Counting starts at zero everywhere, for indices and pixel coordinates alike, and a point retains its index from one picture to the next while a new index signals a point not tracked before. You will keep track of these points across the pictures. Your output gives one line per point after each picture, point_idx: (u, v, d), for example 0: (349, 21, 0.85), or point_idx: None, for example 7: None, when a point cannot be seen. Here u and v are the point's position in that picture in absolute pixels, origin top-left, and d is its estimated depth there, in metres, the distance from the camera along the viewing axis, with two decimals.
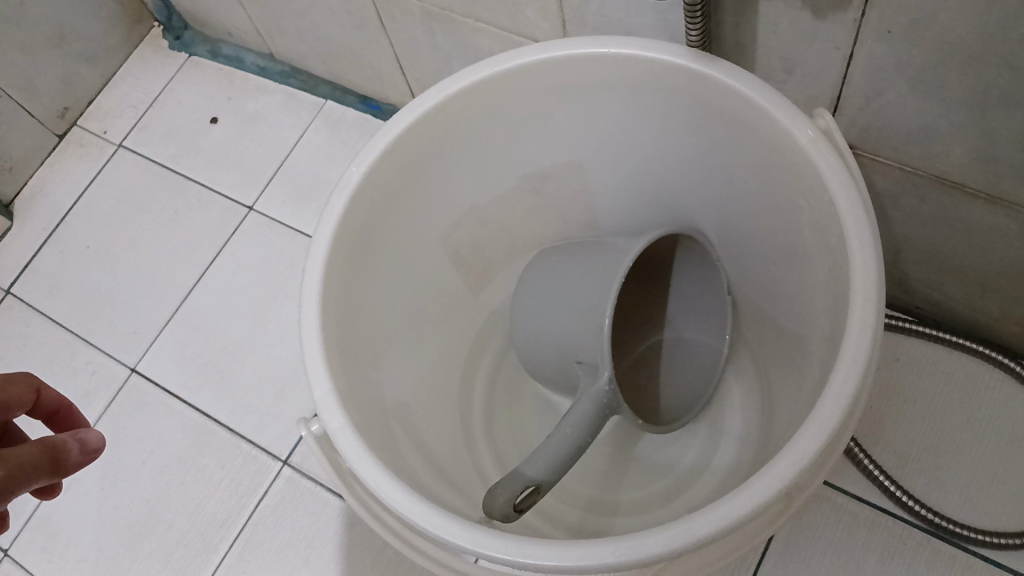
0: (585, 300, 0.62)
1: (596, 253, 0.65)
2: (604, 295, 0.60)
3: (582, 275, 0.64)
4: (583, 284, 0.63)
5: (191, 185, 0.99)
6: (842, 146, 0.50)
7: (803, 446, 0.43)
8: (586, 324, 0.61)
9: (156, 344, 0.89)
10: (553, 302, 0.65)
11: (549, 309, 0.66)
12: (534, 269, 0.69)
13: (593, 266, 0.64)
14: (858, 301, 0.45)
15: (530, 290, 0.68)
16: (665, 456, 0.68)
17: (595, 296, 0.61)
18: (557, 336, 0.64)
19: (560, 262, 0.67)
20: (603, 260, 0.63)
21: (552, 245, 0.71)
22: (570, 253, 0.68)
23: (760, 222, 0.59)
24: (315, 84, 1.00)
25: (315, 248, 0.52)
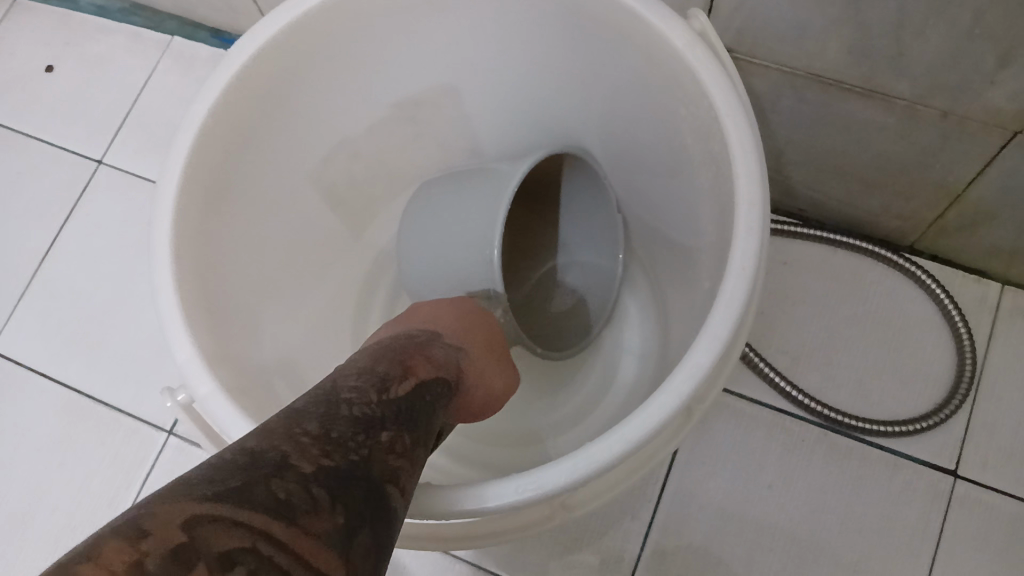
0: (471, 231, 0.59)
1: (485, 180, 0.62)
2: (491, 223, 0.57)
3: (469, 203, 0.61)
4: (471, 212, 0.60)
5: (31, 143, 0.89)
6: (718, 47, 0.48)
7: (700, 359, 0.42)
8: (472, 254, 0.58)
9: (14, 319, 0.82)
10: (441, 236, 0.62)
11: (437, 242, 0.62)
12: (418, 203, 0.66)
13: (479, 195, 0.61)
14: (743, 207, 0.44)
15: (415, 226, 0.65)
16: (566, 379, 0.67)
17: (482, 224, 0.58)
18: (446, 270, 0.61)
19: (447, 192, 0.64)
20: (491, 186, 0.60)
21: (439, 175, 0.68)
22: (455, 185, 0.64)
23: (642, 133, 0.57)
24: (160, 20, 0.91)
25: (162, 197, 0.47)
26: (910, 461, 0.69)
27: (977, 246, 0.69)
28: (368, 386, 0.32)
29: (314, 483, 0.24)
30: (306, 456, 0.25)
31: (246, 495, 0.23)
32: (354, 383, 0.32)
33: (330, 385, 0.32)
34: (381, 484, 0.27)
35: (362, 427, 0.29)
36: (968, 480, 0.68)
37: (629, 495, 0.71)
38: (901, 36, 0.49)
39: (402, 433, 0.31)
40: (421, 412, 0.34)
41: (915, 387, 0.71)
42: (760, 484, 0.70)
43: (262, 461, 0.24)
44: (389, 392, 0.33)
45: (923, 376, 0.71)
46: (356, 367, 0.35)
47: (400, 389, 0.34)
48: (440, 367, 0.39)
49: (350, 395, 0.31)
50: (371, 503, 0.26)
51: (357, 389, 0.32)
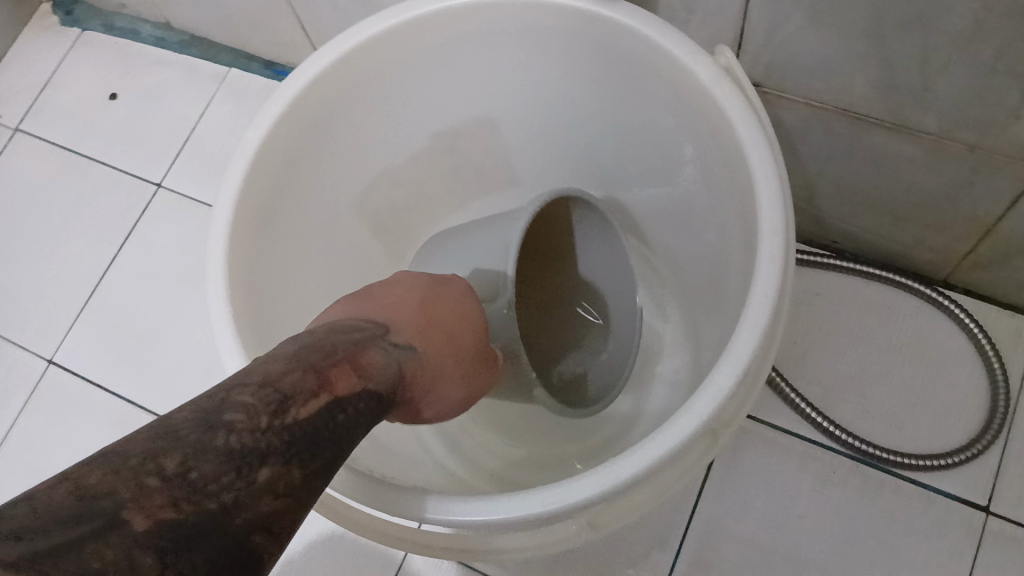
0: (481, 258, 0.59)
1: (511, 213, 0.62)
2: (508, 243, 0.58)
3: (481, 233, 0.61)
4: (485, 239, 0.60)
5: (94, 167, 0.94)
6: (744, 82, 0.50)
7: (721, 381, 0.43)
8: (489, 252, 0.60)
9: (72, 334, 0.86)
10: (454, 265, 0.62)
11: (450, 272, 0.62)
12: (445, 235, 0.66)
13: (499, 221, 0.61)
14: (766, 235, 0.45)
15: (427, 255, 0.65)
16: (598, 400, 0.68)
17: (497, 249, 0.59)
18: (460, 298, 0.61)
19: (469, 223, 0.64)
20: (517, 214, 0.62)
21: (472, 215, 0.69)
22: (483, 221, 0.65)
23: (673, 164, 0.58)
24: (216, 53, 0.96)
25: (216, 221, 0.50)
26: (943, 496, 0.69)
27: (1010, 280, 0.69)
28: (264, 401, 0.28)
29: (140, 550, 0.22)
30: (142, 508, 0.23)
31: (42, 563, 0.20)
32: (251, 394, 0.28)
33: (217, 397, 0.28)
34: (237, 538, 0.25)
35: (233, 465, 0.25)
36: (1002, 517, 0.67)
37: (659, 521, 0.72)
38: (926, 70, 0.51)
39: (292, 466, 0.28)
40: (328, 435, 0.30)
41: (948, 422, 0.71)
42: (791, 514, 0.70)
43: (87, 514, 0.22)
44: (289, 413, 0.29)
45: (956, 411, 0.71)
46: (266, 367, 0.31)
47: (306, 405, 0.29)
48: (373, 377, 0.35)
49: (234, 414, 0.27)
50: (213, 564, 0.23)
51: (249, 404, 0.28)
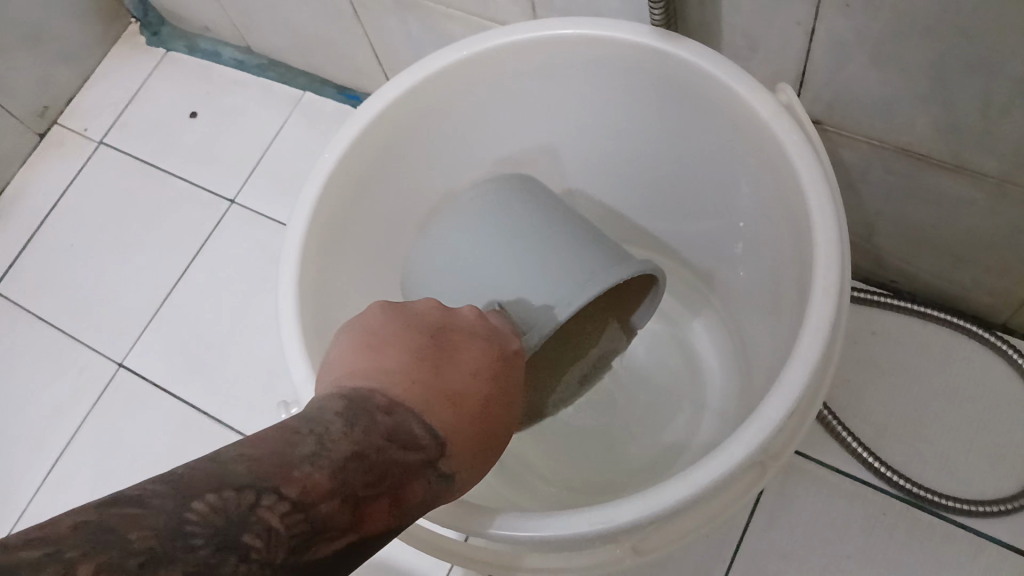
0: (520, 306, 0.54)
1: (561, 236, 0.57)
2: (569, 295, 0.53)
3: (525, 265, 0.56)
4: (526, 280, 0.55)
5: (172, 182, 0.99)
6: (804, 120, 0.51)
7: (771, 412, 0.43)
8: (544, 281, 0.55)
9: (142, 340, 0.90)
10: (477, 272, 0.57)
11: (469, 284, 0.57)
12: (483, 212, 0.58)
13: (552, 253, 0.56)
14: (820, 270, 0.46)
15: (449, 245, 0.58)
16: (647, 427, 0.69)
17: (551, 288, 0.54)
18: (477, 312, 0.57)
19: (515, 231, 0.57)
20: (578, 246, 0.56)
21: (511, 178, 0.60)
22: (534, 218, 0.57)
23: (730, 197, 0.59)
24: (292, 77, 1.00)
25: (289, 236, 0.53)
26: (996, 544, 0.67)
27: None
28: (285, 540, 0.26)
29: None
30: None
31: None
32: (281, 514, 0.27)
33: (246, 506, 0.26)
34: None
35: None
36: None
37: (703, 553, 0.72)
38: (988, 113, 0.51)
39: None
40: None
41: (1004, 468, 0.70)
42: (838, 554, 0.70)
43: None
44: (305, 557, 0.27)
45: (1012, 458, 0.70)
46: (311, 474, 0.28)
47: (322, 552, 0.28)
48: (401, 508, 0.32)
49: (253, 539, 0.26)
50: None
51: (273, 529, 0.26)
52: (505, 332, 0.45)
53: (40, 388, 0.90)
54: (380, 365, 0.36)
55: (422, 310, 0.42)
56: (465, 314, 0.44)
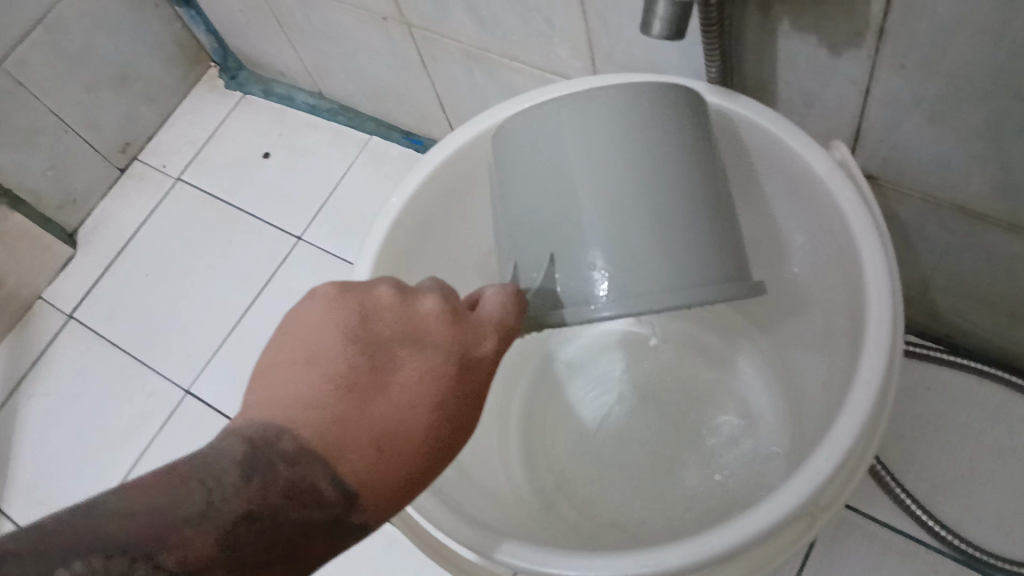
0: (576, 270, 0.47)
1: (672, 209, 0.46)
2: (637, 296, 0.45)
3: (610, 234, 0.46)
4: (598, 251, 0.46)
5: (244, 218, 1.03)
6: (858, 176, 0.52)
7: (820, 463, 0.44)
8: (617, 256, 0.46)
9: (208, 367, 0.94)
10: (552, 211, 0.48)
11: (546, 213, 0.48)
12: (607, 141, 0.47)
13: (650, 231, 0.46)
14: (873, 322, 0.47)
15: (542, 162, 0.49)
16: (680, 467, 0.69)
17: (622, 273, 0.45)
18: (539, 237, 0.48)
19: (629, 186, 0.46)
20: (681, 229, 0.46)
21: (657, 111, 0.48)
22: (634, 162, 0.47)
23: (785, 246, 0.61)
24: (361, 121, 1.04)
25: (357, 274, 0.55)
26: None
27: None
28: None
29: None
30: None
31: None
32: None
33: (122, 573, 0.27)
34: None
35: None
36: None
37: None
38: None
39: None
40: None
41: None
42: None
43: None
44: None
45: None
46: (193, 538, 0.29)
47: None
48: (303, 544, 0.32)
49: None
50: None
51: None
52: (485, 325, 0.39)
53: (110, 410, 0.95)
54: (304, 395, 0.34)
55: (379, 299, 0.38)
56: (435, 301, 0.38)
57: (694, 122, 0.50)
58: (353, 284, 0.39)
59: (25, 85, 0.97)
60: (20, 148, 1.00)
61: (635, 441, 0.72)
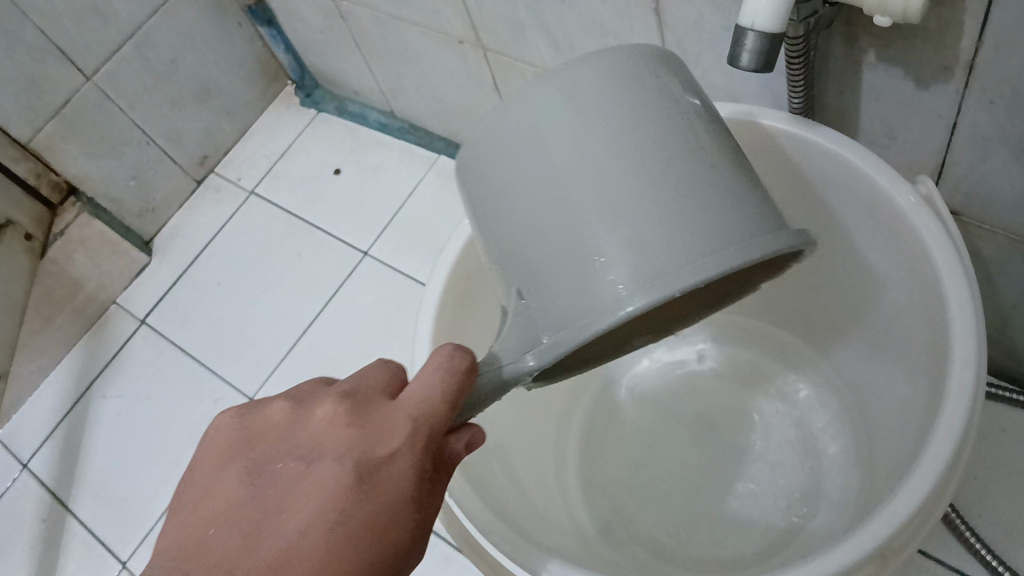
0: (581, 283, 0.39)
1: (664, 175, 0.38)
2: (660, 278, 0.36)
3: (606, 232, 0.38)
4: (600, 250, 0.38)
5: (313, 232, 1.06)
6: (944, 211, 0.51)
7: (900, 505, 0.43)
8: (624, 245, 0.38)
9: (274, 375, 0.96)
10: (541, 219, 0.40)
11: (533, 220, 0.41)
12: (575, 126, 0.40)
13: (647, 212, 0.38)
14: (958, 363, 0.46)
15: (517, 173, 0.42)
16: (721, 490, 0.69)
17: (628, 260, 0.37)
18: (525, 266, 0.41)
19: (615, 169, 0.39)
20: (682, 200, 0.38)
21: (613, 70, 0.41)
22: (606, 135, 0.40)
23: (866, 278, 0.60)
24: (430, 140, 1.06)
25: (428, 293, 0.56)
26: None
27: None
28: None
29: None
30: None
31: None
32: None
33: None
34: None
35: None
36: None
37: None
38: None
39: None
40: None
41: None
42: None
43: None
44: None
45: None
46: None
47: None
48: None
49: None
50: None
51: None
52: (400, 411, 0.35)
53: (178, 414, 0.97)
54: (197, 536, 0.33)
55: (275, 419, 0.36)
56: (331, 402, 0.36)
57: (675, 80, 0.42)
58: (263, 402, 0.38)
59: (114, 99, 1.01)
60: (105, 158, 1.04)
61: (674, 471, 0.72)
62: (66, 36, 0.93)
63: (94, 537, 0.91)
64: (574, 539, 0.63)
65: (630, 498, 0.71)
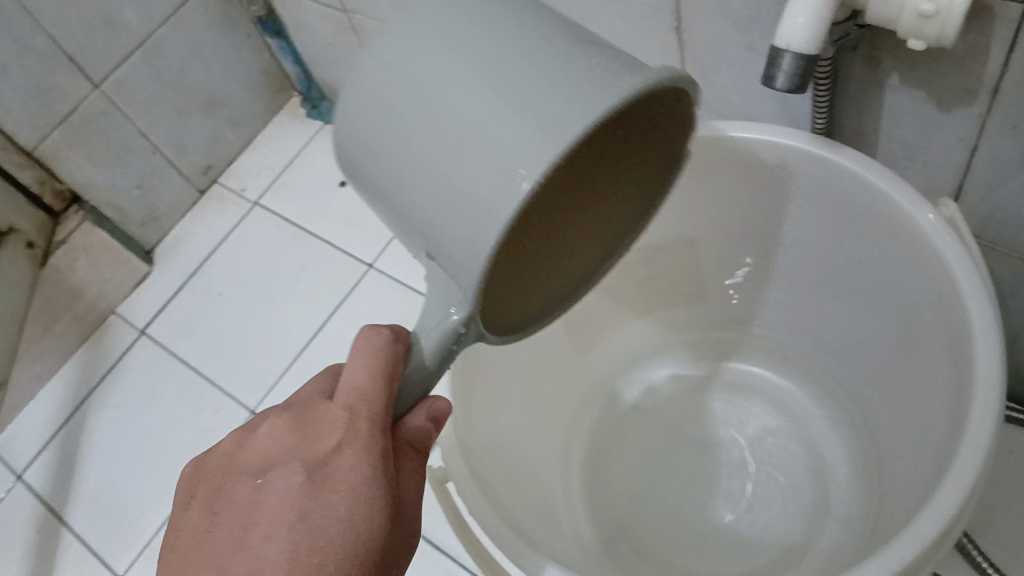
0: (474, 195, 0.34)
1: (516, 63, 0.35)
2: (540, 147, 0.32)
3: (481, 135, 0.34)
4: (479, 158, 0.34)
5: (317, 243, 1.05)
6: (965, 233, 0.51)
7: (923, 528, 0.43)
8: (499, 135, 0.33)
9: (277, 387, 0.95)
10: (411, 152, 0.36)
11: (409, 155, 0.36)
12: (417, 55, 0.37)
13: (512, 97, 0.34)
14: (981, 385, 0.46)
15: (380, 123, 0.38)
16: (708, 482, 0.70)
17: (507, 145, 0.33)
18: (414, 215, 0.37)
19: (470, 74, 0.35)
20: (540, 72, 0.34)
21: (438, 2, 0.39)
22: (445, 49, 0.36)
23: (883, 299, 0.61)
24: None
25: None
26: None
27: None
28: None
29: None
30: None
31: None
32: None
33: None
34: None
35: None
36: None
37: None
38: None
39: None
40: None
41: None
42: None
43: None
44: None
45: None
46: None
47: None
48: None
49: None
50: None
51: None
52: (333, 407, 0.38)
53: (178, 425, 0.96)
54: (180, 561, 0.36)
55: (227, 448, 0.40)
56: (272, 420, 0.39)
57: None
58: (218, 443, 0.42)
59: (121, 107, 1.00)
60: (110, 167, 1.03)
61: (678, 485, 0.71)
62: (76, 43, 0.92)
63: (90, 549, 0.90)
64: (582, 553, 0.63)
65: (633, 506, 0.71)
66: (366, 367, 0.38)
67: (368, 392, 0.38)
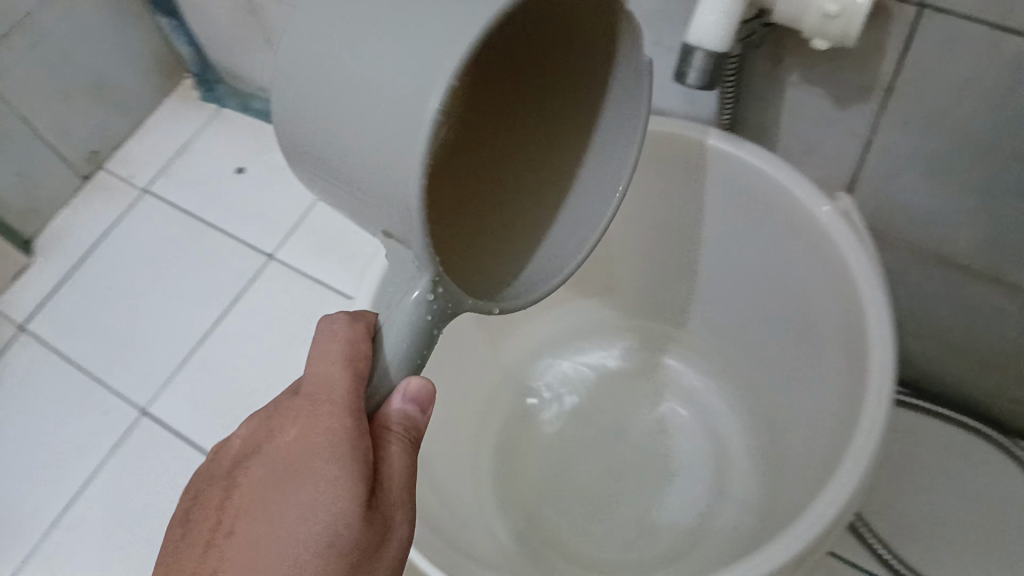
0: (385, 123, 0.33)
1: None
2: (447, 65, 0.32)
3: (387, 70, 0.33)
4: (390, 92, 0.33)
5: (213, 234, 1.01)
6: (858, 225, 0.54)
7: (823, 509, 0.44)
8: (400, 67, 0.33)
9: (171, 385, 0.91)
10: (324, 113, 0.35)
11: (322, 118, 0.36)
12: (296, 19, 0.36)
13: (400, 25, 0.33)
14: (876, 371, 0.48)
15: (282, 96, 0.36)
16: (617, 466, 0.72)
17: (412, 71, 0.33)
18: (338, 172, 0.36)
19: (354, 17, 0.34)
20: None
21: None
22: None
23: (782, 289, 0.63)
24: None
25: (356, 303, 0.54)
26: None
27: None
28: None
29: None
30: None
31: None
32: None
33: None
34: None
35: None
36: None
37: None
38: None
39: None
40: None
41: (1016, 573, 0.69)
42: None
43: None
44: None
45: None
46: None
47: None
48: None
49: None
50: None
51: None
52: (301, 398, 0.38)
53: (63, 428, 0.90)
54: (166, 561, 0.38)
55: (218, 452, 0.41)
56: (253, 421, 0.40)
57: None
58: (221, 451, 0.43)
59: None
60: None
61: (588, 470, 0.72)
62: None
63: None
64: (491, 543, 0.62)
65: (543, 494, 0.71)
66: (325, 353, 0.38)
67: (331, 379, 0.37)
